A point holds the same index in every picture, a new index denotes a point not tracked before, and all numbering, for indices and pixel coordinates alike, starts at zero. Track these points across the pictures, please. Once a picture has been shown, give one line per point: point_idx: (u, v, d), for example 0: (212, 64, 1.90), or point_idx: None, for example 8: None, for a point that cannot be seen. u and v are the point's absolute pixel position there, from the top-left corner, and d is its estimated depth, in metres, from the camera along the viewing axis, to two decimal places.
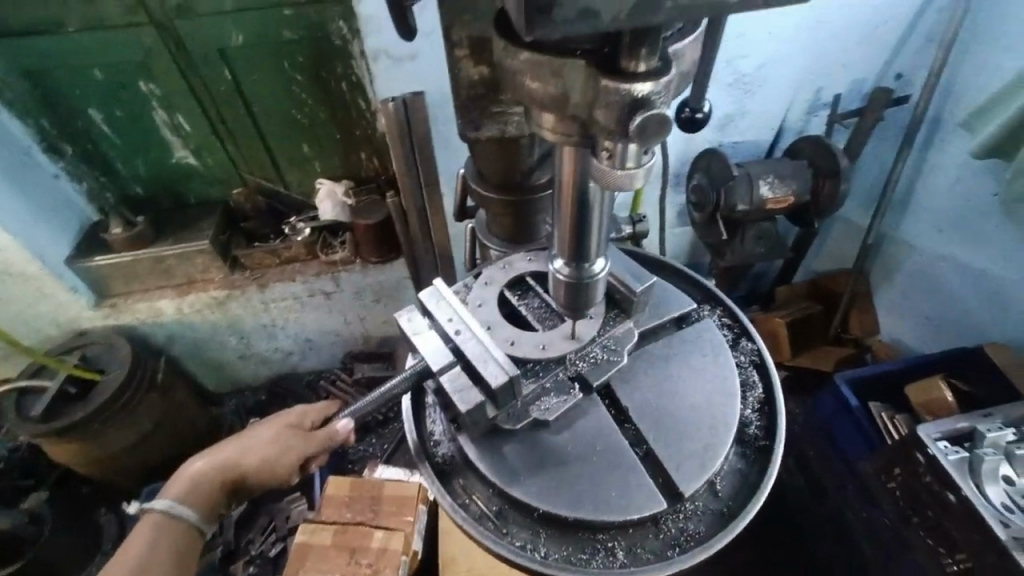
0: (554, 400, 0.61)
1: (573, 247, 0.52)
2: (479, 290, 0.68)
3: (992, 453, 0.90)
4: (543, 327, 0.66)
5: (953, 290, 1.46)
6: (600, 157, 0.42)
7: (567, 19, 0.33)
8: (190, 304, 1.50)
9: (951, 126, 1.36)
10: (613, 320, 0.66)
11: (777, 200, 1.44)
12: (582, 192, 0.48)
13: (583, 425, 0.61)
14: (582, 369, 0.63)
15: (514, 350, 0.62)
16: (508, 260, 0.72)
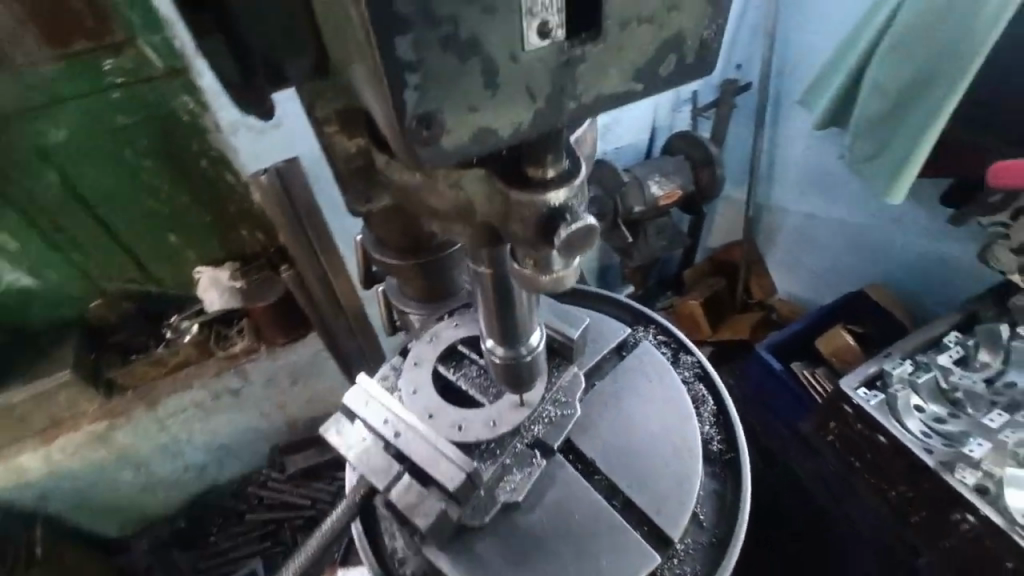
0: (519, 477, 0.57)
1: (503, 327, 0.49)
2: (409, 375, 0.62)
3: (900, 388, 1.02)
4: (489, 398, 0.61)
5: (826, 243, 1.65)
6: (524, 265, 0.39)
7: (461, 141, 0.31)
8: (59, 450, 1.25)
9: (790, 104, 1.54)
10: (557, 369, 0.63)
11: (667, 196, 1.52)
12: (505, 283, 0.46)
13: (552, 495, 0.57)
14: (539, 434, 0.59)
15: (461, 435, 0.57)
16: (435, 330, 0.65)
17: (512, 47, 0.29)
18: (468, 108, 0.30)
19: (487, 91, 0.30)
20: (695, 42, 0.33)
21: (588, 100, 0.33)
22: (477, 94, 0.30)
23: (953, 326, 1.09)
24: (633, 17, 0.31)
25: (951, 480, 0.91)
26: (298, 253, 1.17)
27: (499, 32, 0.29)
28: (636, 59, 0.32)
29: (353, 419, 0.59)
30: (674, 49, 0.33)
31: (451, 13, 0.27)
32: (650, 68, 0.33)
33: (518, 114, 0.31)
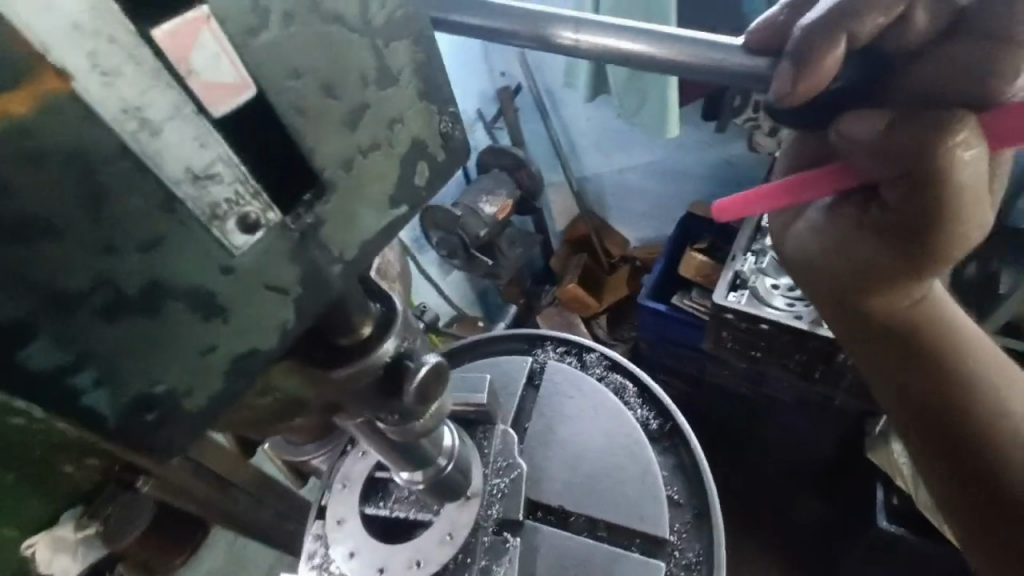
0: (502, 572, 0.54)
1: (411, 459, 0.48)
2: (341, 536, 0.58)
3: (755, 277, 1.17)
4: (431, 510, 0.58)
5: (643, 186, 1.84)
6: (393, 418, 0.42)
7: (228, 373, 0.30)
8: None
9: (559, 90, 1.68)
10: (485, 437, 0.61)
11: (500, 209, 1.55)
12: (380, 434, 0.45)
13: (544, 562, 0.56)
14: (499, 514, 0.57)
15: (423, 569, 0.54)
16: (344, 472, 0.61)
17: (218, 264, 0.28)
18: (200, 349, 0.28)
19: (213, 321, 0.28)
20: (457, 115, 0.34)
21: (388, 224, 0.33)
22: (205, 326, 0.28)
23: None
24: (353, 156, 0.31)
25: (824, 331, 1.07)
26: None
27: (188, 269, 0.27)
28: (387, 186, 0.32)
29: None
30: (420, 156, 0.33)
31: (124, 284, 0.26)
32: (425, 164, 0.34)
33: (277, 311, 0.30)
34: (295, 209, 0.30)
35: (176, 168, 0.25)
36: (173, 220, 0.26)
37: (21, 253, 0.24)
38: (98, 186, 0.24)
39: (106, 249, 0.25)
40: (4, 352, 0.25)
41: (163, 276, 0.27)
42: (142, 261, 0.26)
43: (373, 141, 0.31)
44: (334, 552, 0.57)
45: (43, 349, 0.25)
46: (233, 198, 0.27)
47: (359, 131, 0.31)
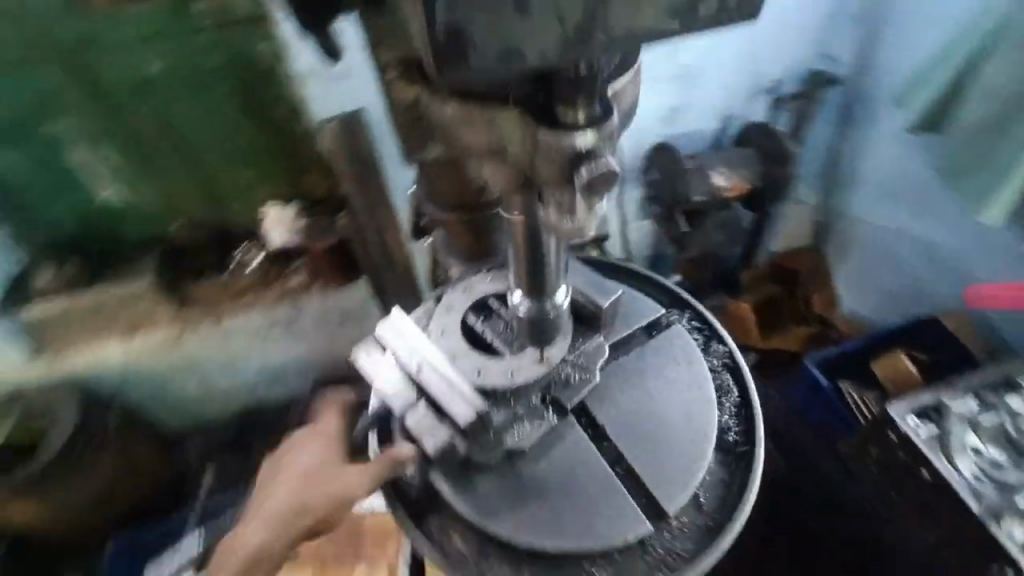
0: (529, 428, 0.58)
1: (530, 280, 0.57)
2: (441, 318, 0.64)
3: (959, 426, 0.93)
4: (512, 349, 0.61)
5: (905, 258, 1.62)
6: (551, 207, 0.47)
7: (486, 61, 0.40)
8: (140, 343, 1.50)
9: (883, 104, 1.52)
10: (581, 336, 0.64)
11: (733, 187, 1.49)
12: (534, 231, 0.54)
13: (556, 452, 0.58)
14: (556, 392, 0.60)
15: (478, 380, 0.58)
16: (468, 282, 0.67)
17: None
18: (501, 31, 0.39)
19: (515, 11, 0.39)
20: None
21: (631, 32, 0.40)
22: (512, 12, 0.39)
23: None
24: None
25: (998, 532, 0.84)
26: (357, 202, 1.27)
27: None
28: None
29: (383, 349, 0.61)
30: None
31: None
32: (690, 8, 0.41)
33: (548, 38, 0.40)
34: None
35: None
36: None
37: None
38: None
39: None
40: None
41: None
42: None
43: None
44: (428, 325, 0.65)
45: None
46: None
47: None
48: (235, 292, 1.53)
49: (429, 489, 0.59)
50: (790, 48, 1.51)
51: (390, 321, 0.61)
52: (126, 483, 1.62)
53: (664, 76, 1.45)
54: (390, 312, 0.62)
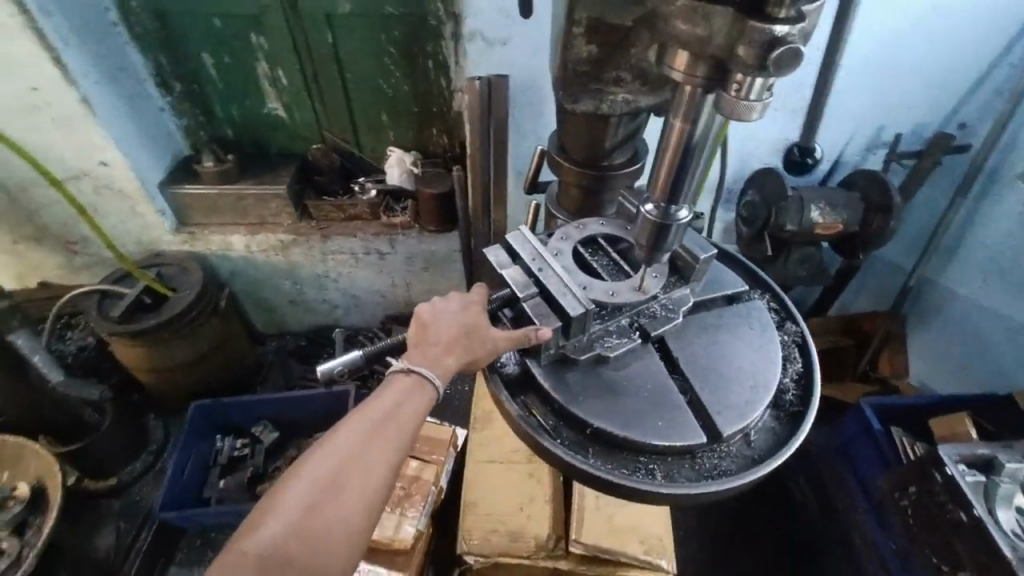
0: (614, 341, 0.69)
1: (668, 186, 0.57)
2: (557, 242, 0.74)
3: (1009, 483, 0.94)
4: (611, 279, 0.73)
5: (990, 340, 1.54)
6: (730, 90, 0.49)
7: None
8: (258, 243, 1.72)
9: (1009, 179, 1.43)
10: (672, 284, 0.73)
11: (826, 225, 1.48)
12: (688, 140, 0.54)
13: (632, 368, 0.68)
14: (643, 321, 0.70)
15: (586, 292, 0.69)
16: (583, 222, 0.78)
17: None
18: None
19: None
20: None
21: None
22: None
23: None
24: None
25: None
26: (475, 159, 1.42)
27: None
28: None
29: (509, 253, 0.72)
30: None
31: None
32: None
33: None
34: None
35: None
36: None
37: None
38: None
39: None
40: None
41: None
42: None
43: None
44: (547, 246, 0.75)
45: None
46: None
47: None
48: (349, 215, 1.75)
49: (525, 376, 0.70)
50: (921, 108, 1.49)
51: (520, 236, 0.72)
52: (219, 360, 1.74)
53: (783, 105, 1.47)
54: (522, 226, 0.74)
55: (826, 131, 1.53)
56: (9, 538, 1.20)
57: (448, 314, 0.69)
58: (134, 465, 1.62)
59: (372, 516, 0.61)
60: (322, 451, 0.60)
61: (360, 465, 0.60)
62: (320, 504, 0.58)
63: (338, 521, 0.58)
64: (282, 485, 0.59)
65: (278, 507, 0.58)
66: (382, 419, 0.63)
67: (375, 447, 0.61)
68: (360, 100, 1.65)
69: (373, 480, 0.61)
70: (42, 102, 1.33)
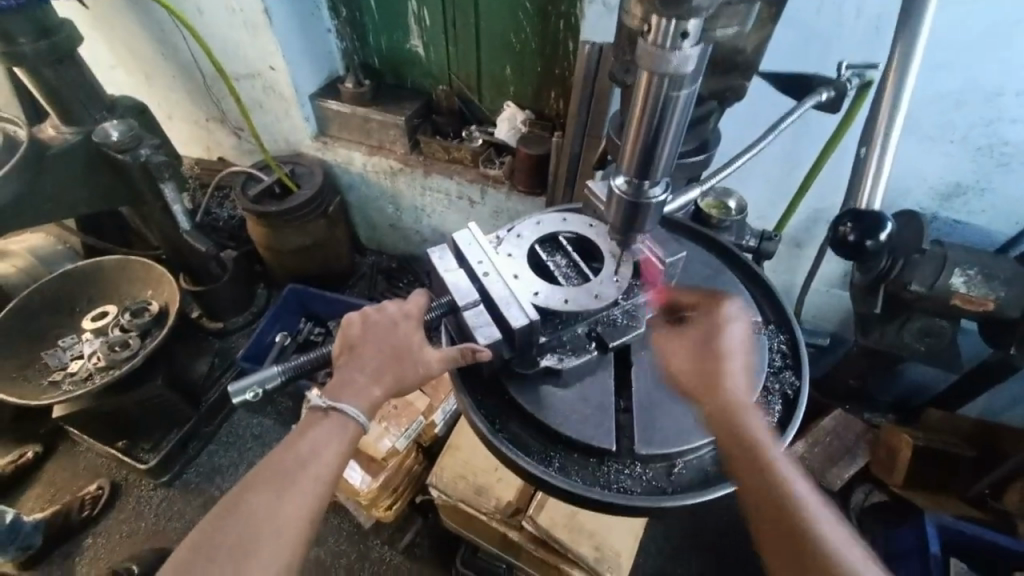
0: (569, 357, 0.68)
1: (639, 160, 0.53)
2: (511, 242, 0.75)
3: None
4: (568, 283, 0.72)
5: None
6: (647, 37, 0.46)
7: None
8: (373, 164, 1.91)
9: None
10: (639, 288, 0.71)
11: (967, 299, 1.18)
12: (661, 109, 0.49)
13: (578, 372, 0.68)
14: (599, 330, 0.69)
15: (538, 300, 0.67)
16: (541, 218, 0.78)
17: None
18: None
19: None
20: None
21: None
22: None
23: None
24: None
25: None
26: (570, 126, 1.39)
27: None
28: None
29: (454, 256, 0.74)
30: None
31: None
32: None
33: None
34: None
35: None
36: None
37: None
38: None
39: None
40: None
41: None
42: None
43: None
44: (499, 246, 0.75)
45: None
46: None
47: None
48: (452, 158, 1.85)
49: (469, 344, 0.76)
50: None
51: (465, 236, 0.74)
52: (320, 255, 2.01)
53: (960, 139, 1.17)
54: (469, 228, 0.75)
55: (1020, 184, 1.18)
56: (136, 338, 1.56)
57: (381, 334, 0.75)
58: (239, 319, 1.98)
59: (300, 549, 0.66)
60: (245, 492, 0.67)
61: (289, 500, 0.67)
62: (248, 540, 0.64)
63: (266, 557, 0.64)
64: (214, 521, 0.65)
65: (211, 544, 0.64)
66: (311, 457, 0.69)
67: (301, 484, 0.68)
68: (488, 50, 1.70)
69: (301, 514, 0.67)
70: (237, 6, 1.61)
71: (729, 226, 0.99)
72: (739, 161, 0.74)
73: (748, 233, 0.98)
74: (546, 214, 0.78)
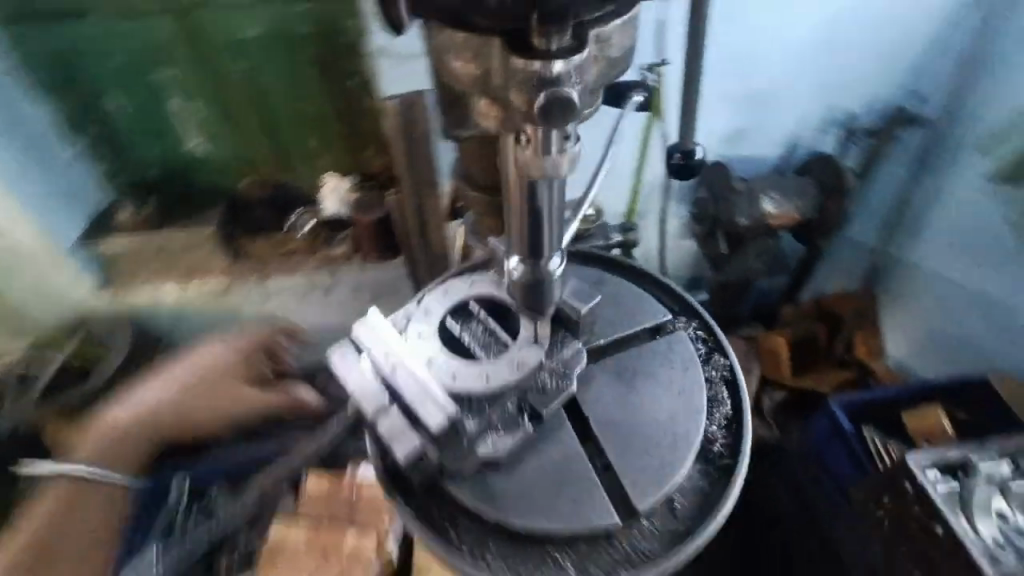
0: (504, 439, 0.62)
1: (527, 244, 0.59)
2: (420, 320, 0.68)
3: (984, 487, 0.88)
4: (487, 354, 0.66)
5: (960, 316, 1.48)
6: (526, 143, 0.53)
7: None
8: (190, 290, 1.60)
9: (966, 151, 1.36)
10: (562, 341, 0.68)
11: (780, 216, 1.40)
12: (535, 207, 0.56)
13: (539, 456, 0.63)
14: (530, 400, 0.64)
15: (454, 384, 0.63)
16: (448, 284, 0.71)
17: None
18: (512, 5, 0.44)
19: None
20: None
21: None
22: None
23: None
24: None
25: None
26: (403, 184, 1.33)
27: None
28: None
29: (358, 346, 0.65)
30: None
31: None
32: None
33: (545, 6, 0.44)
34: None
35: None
36: None
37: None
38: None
39: None
40: None
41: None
42: None
43: None
44: (408, 326, 0.68)
45: None
46: None
47: None
48: (285, 250, 1.65)
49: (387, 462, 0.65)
50: (869, 82, 1.39)
51: (368, 323, 0.65)
52: None
53: (728, 93, 1.39)
54: (368, 311, 0.66)
55: (777, 116, 1.44)
56: None
57: None
58: None
59: None
60: None
61: None
62: None
63: None
64: None
65: None
66: None
67: None
68: (286, 127, 1.55)
69: None
70: None
71: (594, 233, 1.03)
72: (594, 176, 0.75)
73: (612, 231, 1.03)
74: (456, 279, 0.72)
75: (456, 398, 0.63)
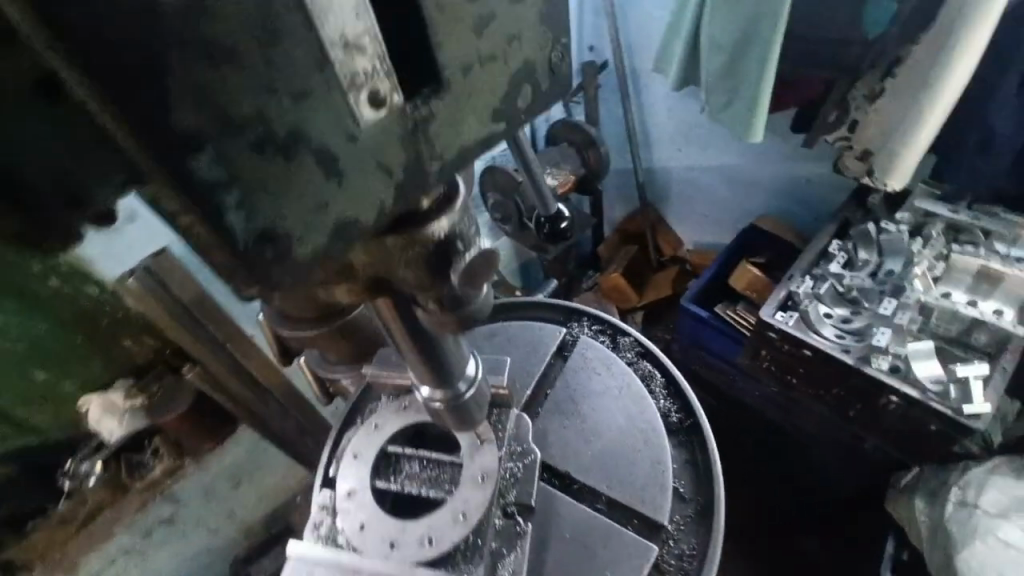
0: (514, 554, 0.70)
1: (436, 376, 0.56)
2: (354, 504, 0.73)
3: (808, 302, 1.12)
4: (443, 487, 0.73)
5: (710, 189, 1.81)
6: (428, 306, 0.46)
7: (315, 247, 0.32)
8: None
9: (646, 74, 1.66)
10: (501, 418, 0.73)
11: (563, 183, 1.56)
12: (427, 338, 0.52)
13: (561, 526, 0.76)
14: (513, 498, 0.73)
15: (436, 544, 0.68)
16: (358, 448, 0.77)
17: (346, 130, 0.31)
18: (318, 204, 0.31)
19: (331, 184, 0.31)
20: (545, 57, 0.37)
21: (449, 154, 0.36)
22: (326, 186, 0.31)
23: (833, 236, 1.22)
24: (474, 62, 0.34)
25: (871, 369, 1.02)
26: None
27: (323, 126, 0.30)
28: (493, 100, 0.36)
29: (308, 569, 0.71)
30: (527, 77, 0.36)
31: (254, 115, 0.28)
32: (507, 100, 0.36)
33: (367, 172, 0.32)
34: (418, 99, 0.33)
35: (335, 32, 0.29)
36: (306, 35, 0.28)
37: (209, 82, 0.27)
38: (277, 29, 0.27)
39: (263, 86, 0.28)
40: (173, 169, 0.28)
41: (308, 132, 0.29)
42: (291, 107, 0.29)
43: (490, 49, 0.34)
44: (348, 519, 0.73)
45: (203, 163, 0.28)
46: (368, 77, 0.31)
47: (483, 34, 0.34)
48: None
49: None
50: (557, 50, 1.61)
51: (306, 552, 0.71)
52: None
53: None
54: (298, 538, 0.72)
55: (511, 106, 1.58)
56: None
57: None
58: None
59: None
60: None
61: None
62: None
63: None
64: None
65: None
66: None
67: None
68: None
69: None
70: None
71: None
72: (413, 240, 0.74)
73: None
74: (358, 437, 0.78)
75: (441, 556, 0.68)
